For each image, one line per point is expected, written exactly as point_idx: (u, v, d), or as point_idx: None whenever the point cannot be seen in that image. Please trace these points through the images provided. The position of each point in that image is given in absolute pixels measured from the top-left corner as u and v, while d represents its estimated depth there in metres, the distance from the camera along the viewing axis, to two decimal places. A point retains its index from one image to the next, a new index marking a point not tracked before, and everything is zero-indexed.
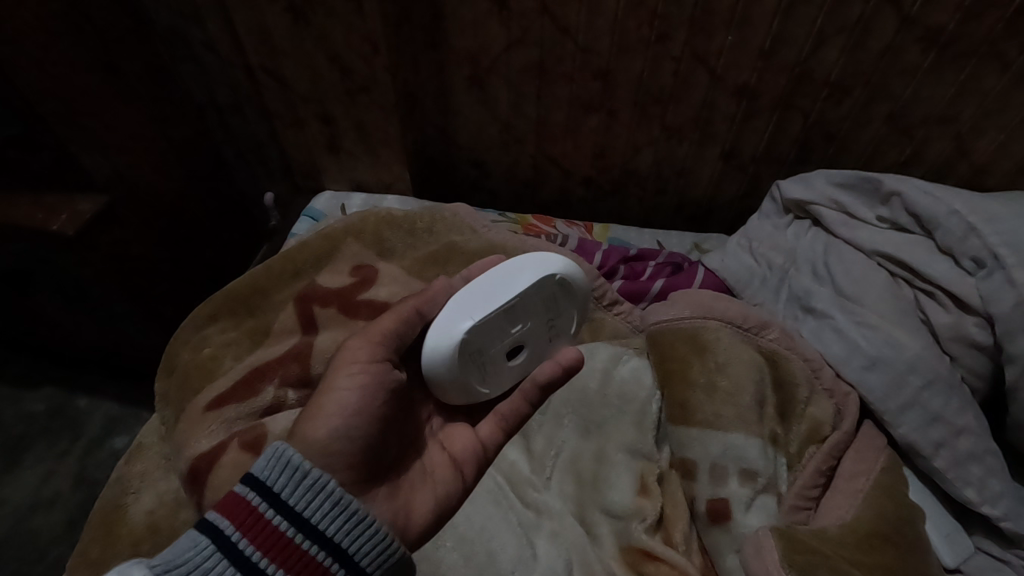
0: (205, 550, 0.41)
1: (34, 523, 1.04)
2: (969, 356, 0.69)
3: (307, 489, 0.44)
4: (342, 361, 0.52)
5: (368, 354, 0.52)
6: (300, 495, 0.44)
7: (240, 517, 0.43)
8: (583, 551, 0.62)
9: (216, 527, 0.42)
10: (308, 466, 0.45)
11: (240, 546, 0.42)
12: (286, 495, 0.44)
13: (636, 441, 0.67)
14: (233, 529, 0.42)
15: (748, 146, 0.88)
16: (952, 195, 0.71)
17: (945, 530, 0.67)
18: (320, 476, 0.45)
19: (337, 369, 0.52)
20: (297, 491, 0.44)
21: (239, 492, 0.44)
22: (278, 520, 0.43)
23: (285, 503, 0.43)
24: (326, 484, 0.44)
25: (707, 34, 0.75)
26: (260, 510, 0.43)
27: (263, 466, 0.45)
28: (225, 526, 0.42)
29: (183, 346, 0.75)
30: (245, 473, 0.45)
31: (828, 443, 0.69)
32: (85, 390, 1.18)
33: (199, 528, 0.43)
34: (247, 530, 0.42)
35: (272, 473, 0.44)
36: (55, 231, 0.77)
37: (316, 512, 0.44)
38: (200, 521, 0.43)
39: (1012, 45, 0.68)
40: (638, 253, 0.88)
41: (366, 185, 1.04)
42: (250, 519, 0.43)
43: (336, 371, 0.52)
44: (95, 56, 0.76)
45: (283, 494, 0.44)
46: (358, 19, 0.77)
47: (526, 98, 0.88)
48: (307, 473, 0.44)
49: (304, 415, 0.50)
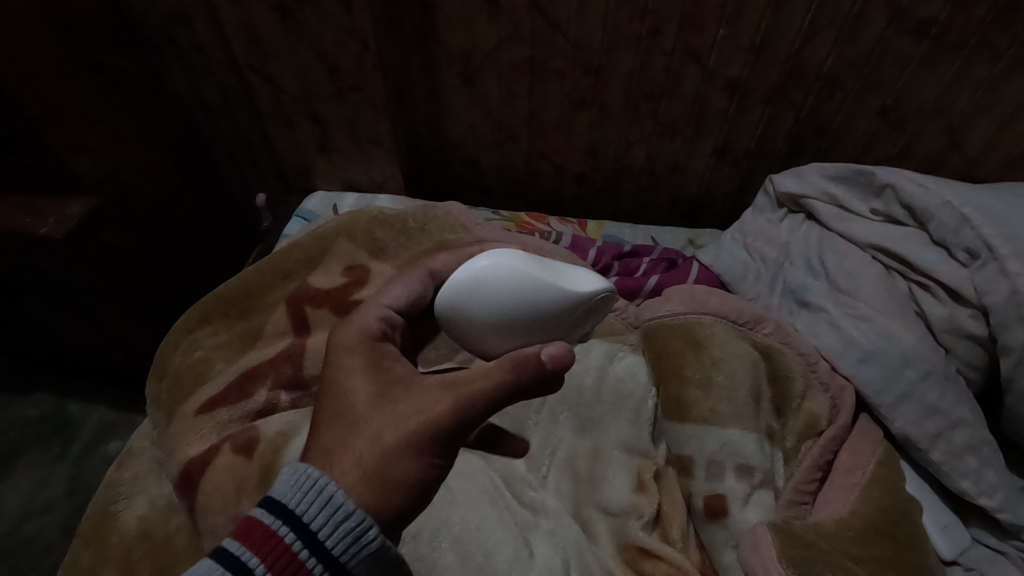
0: None
1: (27, 530, 1.03)
2: (963, 348, 0.69)
3: (347, 533, 0.40)
4: (429, 417, 0.42)
5: (461, 424, 0.42)
6: (339, 539, 0.40)
7: (267, 550, 0.40)
8: (581, 550, 0.61)
9: (240, 560, 0.39)
10: (352, 508, 0.41)
11: None
12: (324, 536, 0.40)
13: (632, 438, 0.67)
14: (258, 563, 0.39)
15: (742, 140, 0.88)
16: (945, 186, 0.71)
17: (941, 523, 0.67)
18: (362, 520, 0.41)
19: (420, 428, 0.42)
20: (335, 533, 0.40)
21: (270, 525, 0.40)
22: (313, 563, 0.40)
23: (321, 544, 0.40)
24: (367, 532, 0.40)
25: (698, 29, 0.75)
26: (292, 548, 0.40)
27: (298, 498, 0.41)
28: (253, 562, 0.39)
29: (174, 349, 0.75)
30: (274, 503, 0.41)
31: (825, 436, 0.68)
32: (77, 395, 1.17)
33: (221, 557, 0.40)
34: (276, 567, 0.39)
35: (309, 510, 0.40)
36: (42, 236, 0.77)
37: (352, 558, 0.40)
38: (218, 547, 0.40)
39: (1002, 37, 0.68)
40: (633, 249, 0.88)
41: (356, 184, 1.03)
42: (278, 556, 0.40)
43: (422, 425, 0.42)
44: (80, 58, 0.75)
45: (320, 534, 0.40)
46: (347, 18, 0.76)
47: (517, 95, 0.88)
48: (350, 515, 0.40)
49: (352, 446, 0.43)
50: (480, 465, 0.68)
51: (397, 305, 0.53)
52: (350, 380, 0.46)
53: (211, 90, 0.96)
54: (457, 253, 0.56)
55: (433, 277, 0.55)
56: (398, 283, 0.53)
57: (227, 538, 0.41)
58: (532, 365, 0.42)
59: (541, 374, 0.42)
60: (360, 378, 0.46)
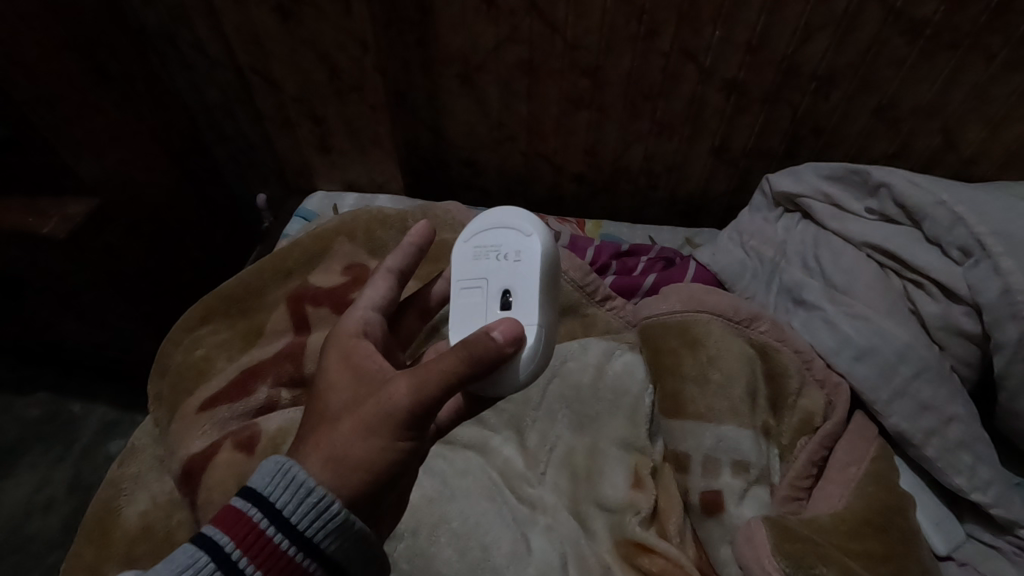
0: (201, 565, 0.40)
1: (29, 528, 1.04)
2: (956, 345, 0.69)
3: (310, 508, 0.41)
4: (392, 403, 0.42)
5: (425, 407, 0.42)
6: (303, 515, 0.41)
7: (240, 533, 0.41)
8: (579, 545, 0.63)
9: (214, 542, 0.41)
10: (314, 485, 0.41)
11: (239, 564, 0.40)
12: (289, 513, 0.41)
13: (630, 434, 0.68)
14: (233, 546, 0.40)
15: (739, 140, 0.88)
16: (939, 185, 0.71)
17: (936, 518, 0.68)
18: (325, 497, 0.41)
19: (392, 419, 0.42)
20: (300, 509, 0.41)
21: (239, 507, 0.42)
22: (279, 538, 0.41)
23: (287, 522, 0.41)
24: (330, 507, 0.41)
25: (694, 30, 0.75)
26: (260, 526, 0.41)
27: (266, 480, 0.42)
28: (224, 541, 0.41)
29: (175, 348, 0.75)
30: (245, 487, 0.42)
31: (820, 433, 0.68)
32: (79, 395, 1.18)
33: (197, 542, 0.41)
34: (249, 548, 0.40)
35: (274, 489, 0.41)
36: (45, 234, 0.78)
37: (318, 532, 0.41)
38: (197, 533, 0.42)
39: (996, 37, 0.69)
40: (630, 248, 0.89)
41: (356, 184, 1.04)
42: (248, 534, 0.41)
43: (386, 413, 0.42)
44: (82, 58, 0.76)
45: (286, 512, 0.41)
46: (347, 19, 0.77)
47: (516, 96, 0.88)
48: (312, 491, 0.41)
49: (339, 448, 0.43)
50: (479, 462, 0.69)
51: (374, 306, 0.53)
52: (334, 382, 0.46)
53: (212, 90, 0.97)
54: (405, 247, 0.56)
55: (396, 275, 0.55)
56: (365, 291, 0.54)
57: (207, 524, 0.42)
58: (485, 346, 0.41)
59: (499, 351, 0.41)
60: (342, 379, 0.46)
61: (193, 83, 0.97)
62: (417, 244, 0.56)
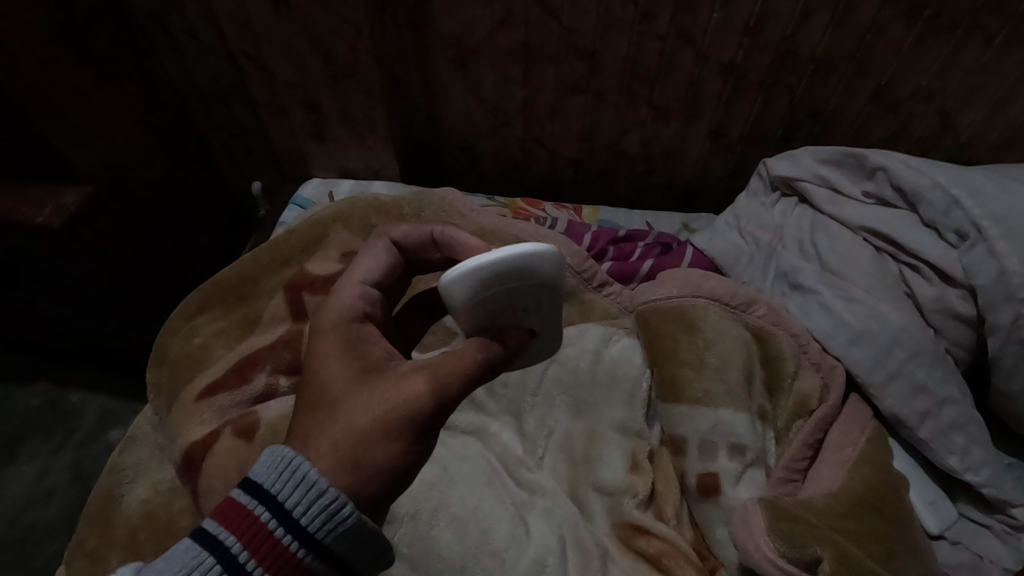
0: (204, 562, 0.39)
1: (31, 517, 1.05)
2: (951, 328, 0.70)
3: (321, 510, 0.41)
4: (405, 397, 0.44)
5: (438, 402, 0.44)
6: (313, 517, 0.41)
7: (245, 529, 0.41)
8: (576, 527, 0.63)
9: (220, 541, 0.40)
10: (326, 486, 0.41)
11: (245, 563, 0.40)
12: (298, 513, 0.41)
13: (627, 418, 0.69)
14: (239, 546, 0.40)
15: (736, 123, 0.88)
16: (936, 168, 0.71)
17: (930, 498, 0.69)
18: (337, 498, 0.41)
19: (403, 413, 0.43)
20: (310, 511, 0.41)
21: (245, 504, 0.41)
22: (288, 539, 0.40)
23: (295, 521, 0.40)
24: (342, 509, 0.41)
25: (692, 12, 0.75)
26: (267, 525, 0.41)
27: (274, 479, 0.41)
28: (230, 541, 0.40)
29: (173, 336, 0.75)
30: (250, 482, 0.42)
31: (815, 415, 0.69)
32: (78, 384, 1.18)
33: (200, 538, 0.41)
34: (254, 548, 0.40)
35: (283, 488, 0.41)
36: (38, 224, 0.77)
37: (327, 533, 0.41)
38: (198, 529, 0.42)
39: (994, 18, 0.69)
40: (628, 234, 0.89)
41: (352, 171, 1.03)
42: (255, 533, 0.40)
43: (401, 409, 0.44)
44: (72, 45, 0.75)
45: (295, 512, 0.41)
46: (340, 3, 0.76)
47: (512, 80, 0.88)
48: (324, 493, 0.41)
49: (342, 437, 0.43)
50: (478, 448, 0.69)
51: (371, 279, 0.54)
52: (332, 367, 0.47)
53: (204, 76, 0.96)
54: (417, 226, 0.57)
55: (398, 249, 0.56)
56: (365, 257, 0.54)
57: (208, 520, 0.42)
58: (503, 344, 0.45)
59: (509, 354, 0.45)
60: (342, 365, 0.47)
61: (185, 69, 0.96)
62: (436, 240, 0.56)
